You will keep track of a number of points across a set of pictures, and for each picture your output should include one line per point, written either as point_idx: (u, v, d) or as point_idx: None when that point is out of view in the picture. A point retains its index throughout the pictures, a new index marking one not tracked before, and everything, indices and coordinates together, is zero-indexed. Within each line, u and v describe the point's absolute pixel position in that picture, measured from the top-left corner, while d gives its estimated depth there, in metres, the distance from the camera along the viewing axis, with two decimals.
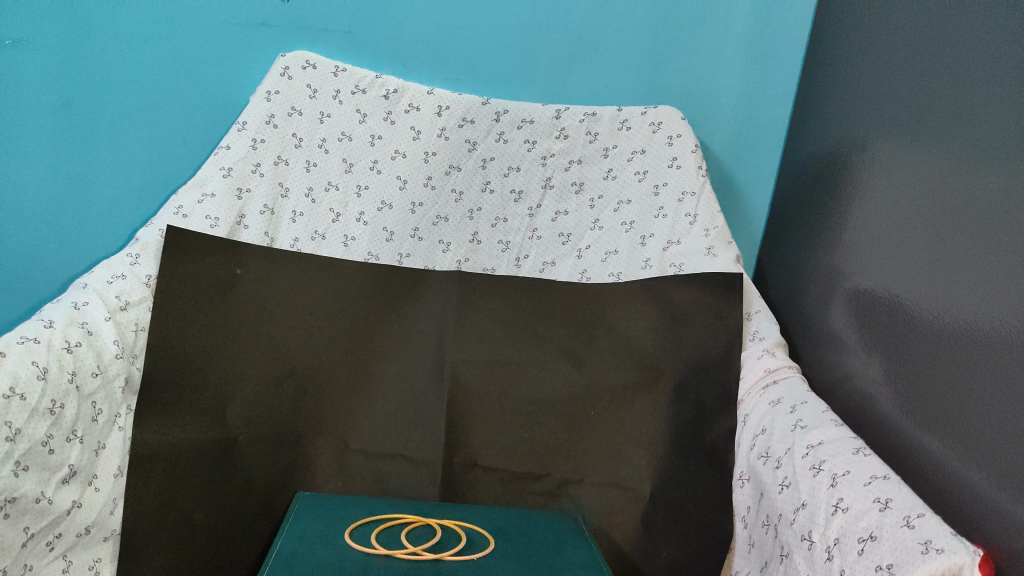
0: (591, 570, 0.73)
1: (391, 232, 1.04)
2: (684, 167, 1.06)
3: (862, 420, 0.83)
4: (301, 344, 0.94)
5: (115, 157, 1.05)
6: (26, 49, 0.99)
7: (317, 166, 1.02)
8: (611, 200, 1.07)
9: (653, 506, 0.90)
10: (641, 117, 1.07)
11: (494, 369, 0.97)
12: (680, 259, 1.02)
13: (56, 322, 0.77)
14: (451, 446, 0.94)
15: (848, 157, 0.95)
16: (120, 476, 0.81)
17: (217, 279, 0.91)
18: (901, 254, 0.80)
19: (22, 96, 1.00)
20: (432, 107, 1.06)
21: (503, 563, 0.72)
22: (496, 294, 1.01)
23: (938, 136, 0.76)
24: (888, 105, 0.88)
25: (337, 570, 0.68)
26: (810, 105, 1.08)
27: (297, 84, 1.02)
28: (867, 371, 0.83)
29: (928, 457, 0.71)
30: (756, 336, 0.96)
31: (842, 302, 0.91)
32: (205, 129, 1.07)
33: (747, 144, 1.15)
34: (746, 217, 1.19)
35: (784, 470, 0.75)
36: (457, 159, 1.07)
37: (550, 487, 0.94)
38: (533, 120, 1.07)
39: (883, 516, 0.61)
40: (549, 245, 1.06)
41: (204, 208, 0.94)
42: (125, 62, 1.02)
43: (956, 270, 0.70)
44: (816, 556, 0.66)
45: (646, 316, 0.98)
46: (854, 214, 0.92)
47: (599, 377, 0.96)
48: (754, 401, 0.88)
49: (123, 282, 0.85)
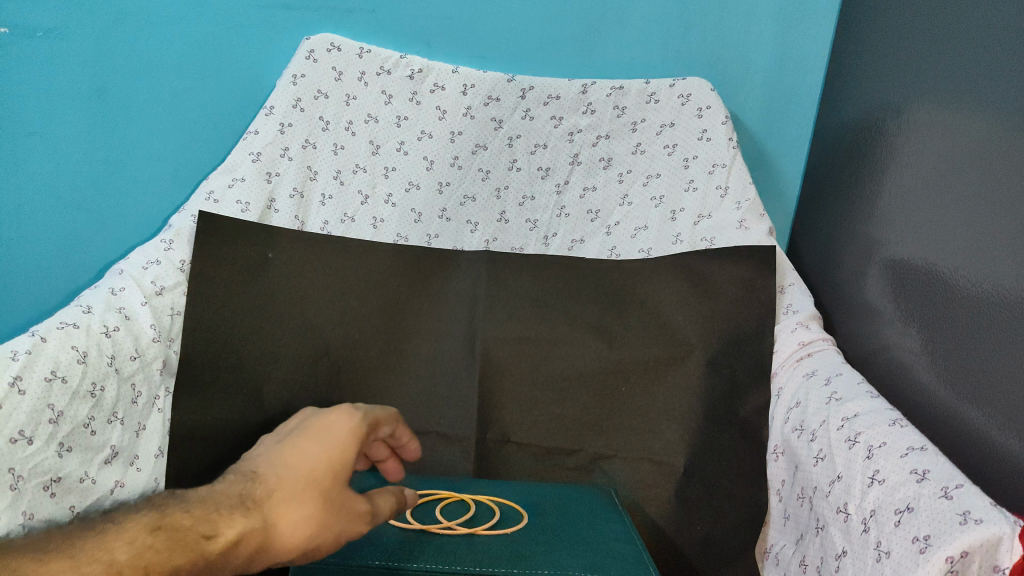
0: (625, 543, 0.73)
1: (419, 213, 1.05)
2: (714, 140, 1.03)
3: (898, 391, 0.82)
4: (333, 324, 0.95)
5: (148, 144, 1.07)
6: (58, 39, 1.00)
7: (344, 148, 1.03)
8: (640, 174, 1.06)
9: (686, 480, 0.90)
10: (670, 90, 1.05)
11: (524, 346, 0.97)
12: (712, 233, 0.99)
13: (94, 307, 0.79)
14: (484, 422, 0.95)
15: (883, 123, 0.92)
16: (161, 457, 0.84)
17: (249, 260, 0.93)
18: (938, 221, 0.78)
19: (56, 87, 1.02)
20: (457, 86, 1.06)
21: (536, 536, 0.73)
22: (525, 272, 1.00)
23: (977, 99, 0.74)
24: (925, 69, 0.85)
25: (373, 545, 0.69)
26: (843, 72, 1.05)
27: (322, 67, 1.02)
28: (903, 342, 0.82)
29: (967, 427, 0.69)
30: (790, 308, 0.94)
31: (878, 272, 0.89)
32: (235, 114, 1.08)
33: (779, 112, 1.13)
34: (778, 187, 1.18)
35: (819, 443, 0.74)
36: (483, 138, 1.06)
37: (582, 462, 0.94)
38: (558, 96, 1.06)
39: (920, 487, 0.59)
40: (577, 222, 1.06)
41: (234, 192, 0.96)
42: (155, 50, 1.03)
43: (995, 238, 0.68)
44: (852, 528, 0.65)
45: (676, 290, 0.97)
46: (889, 181, 0.90)
47: (630, 352, 0.96)
48: (787, 374, 0.86)
49: (158, 267, 0.87)
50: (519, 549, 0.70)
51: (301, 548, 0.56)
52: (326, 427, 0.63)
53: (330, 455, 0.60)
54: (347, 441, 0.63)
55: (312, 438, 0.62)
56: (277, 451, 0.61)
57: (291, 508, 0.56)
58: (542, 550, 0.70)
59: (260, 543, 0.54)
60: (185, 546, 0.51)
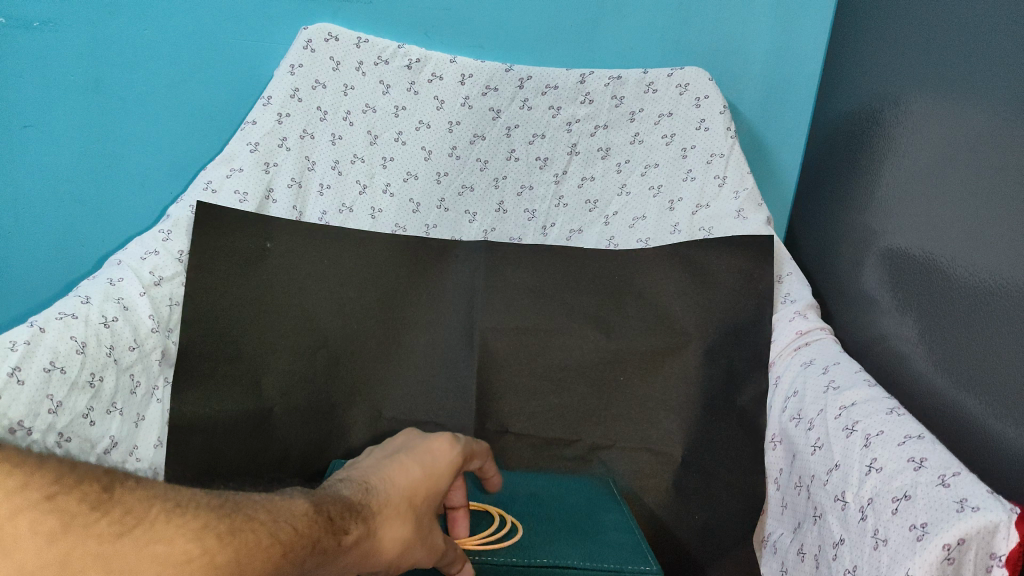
0: (624, 532, 0.73)
1: (417, 203, 1.05)
2: (712, 129, 1.03)
3: (895, 380, 0.82)
4: (332, 315, 0.96)
5: (145, 135, 1.06)
6: (54, 30, 1.00)
7: (342, 138, 1.03)
8: (638, 164, 1.06)
9: (685, 470, 0.91)
10: (668, 79, 1.04)
11: (522, 337, 0.97)
12: (710, 223, 1.00)
13: (92, 298, 0.79)
14: (483, 412, 0.96)
15: (880, 113, 0.92)
16: (160, 446, 0.85)
17: (248, 252, 0.93)
18: (936, 210, 0.78)
19: (52, 78, 1.01)
20: (455, 75, 1.05)
21: (536, 525, 0.73)
22: (524, 264, 1.00)
23: (975, 89, 0.74)
24: (923, 58, 0.84)
25: None
26: (841, 61, 1.05)
27: (320, 57, 1.02)
28: (900, 331, 0.82)
29: (964, 415, 0.70)
30: (788, 298, 0.94)
31: (875, 262, 0.89)
32: (232, 105, 1.07)
33: (777, 102, 1.13)
34: (776, 177, 1.18)
35: (816, 432, 0.75)
36: (481, 128, 1.06)
37: (581, 452, 0.95)
38: (557, 86, 1.05)
39: (917, 475, 0.60)
40: (575, 212, 1.06)
41: (232, 182, 0.96)
42: (150, 40, 1.03)
43: (992, 228, 0.68)
44: (850, 516, 0.66)
45: (674, 280, 0.97)
46: (886, 171, 0.90)
47: (628, 342, 0.96)
48: (785, 363, 0.87)
49: (156, 258, 0.87)
50: (519, 539, 0.70)
51: (393, 564, 0.54)
52: (430, 453, 0.60)
53: (429, 483, 0.58)
54: (443, 475, 0.60)
55: (415, 460, 0.59)
56: (386, 465, 0.58)
57: (398, 524, 0.54)
58: (541, 539, 0.71)
59: (365, 557, 0.51)
60: (328, 533, 0.49)
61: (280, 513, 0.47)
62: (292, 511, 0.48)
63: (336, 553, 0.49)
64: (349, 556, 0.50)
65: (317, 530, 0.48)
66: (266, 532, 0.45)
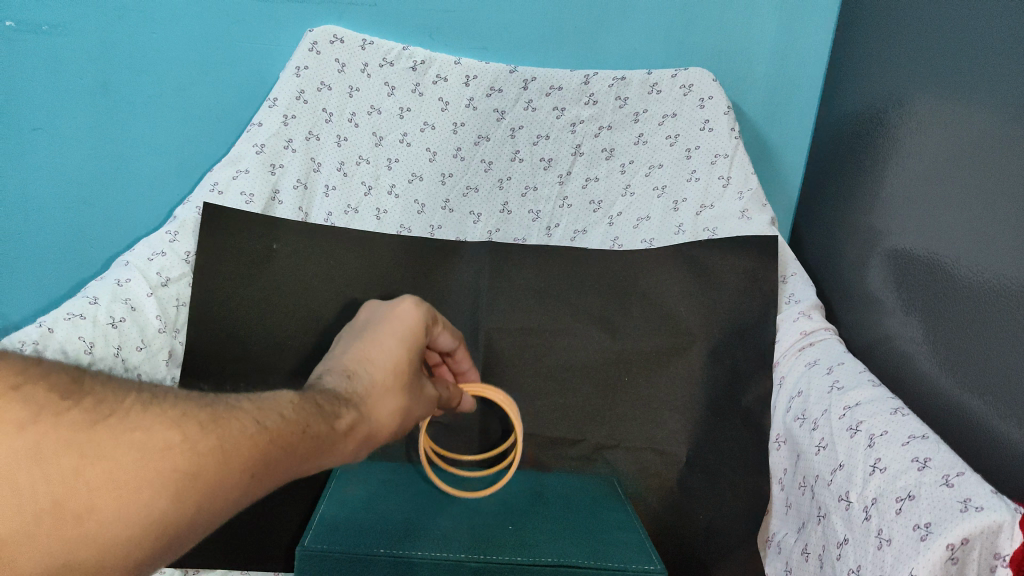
0: (628, 531, 0.74)
1: (422, 204, 1.05)
2: (716, 130, 1.03)
3: (900, 380, 0.82)
4: (337, 313, 0.95)
5: (151, 137, 1.07)
6: (62, 34, 1.00)
7: (348, 140, 1.03)
8: (643, 164, 1.06)
9: (689, 470, 0.91)
10: (671, 80, 1.05)
11: (527, 337, 0.98)
12: (714, 224, 0.99)
13: (100, 299, 0.83)
14: (488, 412, 0.96)
15: (884, 113, 0.92)
16: None
17: (254, 253, 0.95)
18: (940, 210, 0.78)
19: (60, 81, 1.02)
20: (459, 77, 1.06)
21: (541, 524, 0.74)
22: (528, 264, 1.01)
23: (979, 90, 0.74)
24: (926, 59, 0.85)
25: (379, 533, 0.70)
26: (845, 62, 1.05)
27: (325, 59, 1.02)
28: (905, 331, 0.82)
29: (968, 416, 0.70)
30: (792, 298, 0.94)
31: (879, 262, 0.89)
32: (238, 106, 1.07)
33: (781, 103, 1.13)
34: (780, 177, 1.18)
35: (820, 432, 0.75)
36: (486, 129, 1.07)
37: (585, 452, 0.95)
38: (560, 87, 1.07)
39: (921, 475, 0.60)
40: (579, 213, 1.06)
41: (238, 184, 0.97)
42: (156, 43, 1.03)
43: (996, 230, 0.68)
44: (854, 516, 0.66)
45: (679, 280, 0.97)
46: (891, 172, 0.90)
47: (633, 342, 0.96)
48: (789, 363, 0.87)
49: (163, 259, 0.90)
50: (525, 538, 0.71)
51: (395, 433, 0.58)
52: (398, 320, 0.62)
53: (407, 359, 0.59)
54: (418, 335, 0.62)
55: (388, 332, 0.60)
56: (357, 347, 0.58)
57: (386, 401, 0.56)
58: (546, 538, 0.71)
59: (365, 437, 0.53)
60: (319, 417, 0.50)
61: (268, 407, 0.49)
62: (278, 405, 0.49)
63: (334, 440, 0.50)
64: (346, 442, 0.51)
65: (308, 416, 0.49)
66: (253, 421, 0.46)
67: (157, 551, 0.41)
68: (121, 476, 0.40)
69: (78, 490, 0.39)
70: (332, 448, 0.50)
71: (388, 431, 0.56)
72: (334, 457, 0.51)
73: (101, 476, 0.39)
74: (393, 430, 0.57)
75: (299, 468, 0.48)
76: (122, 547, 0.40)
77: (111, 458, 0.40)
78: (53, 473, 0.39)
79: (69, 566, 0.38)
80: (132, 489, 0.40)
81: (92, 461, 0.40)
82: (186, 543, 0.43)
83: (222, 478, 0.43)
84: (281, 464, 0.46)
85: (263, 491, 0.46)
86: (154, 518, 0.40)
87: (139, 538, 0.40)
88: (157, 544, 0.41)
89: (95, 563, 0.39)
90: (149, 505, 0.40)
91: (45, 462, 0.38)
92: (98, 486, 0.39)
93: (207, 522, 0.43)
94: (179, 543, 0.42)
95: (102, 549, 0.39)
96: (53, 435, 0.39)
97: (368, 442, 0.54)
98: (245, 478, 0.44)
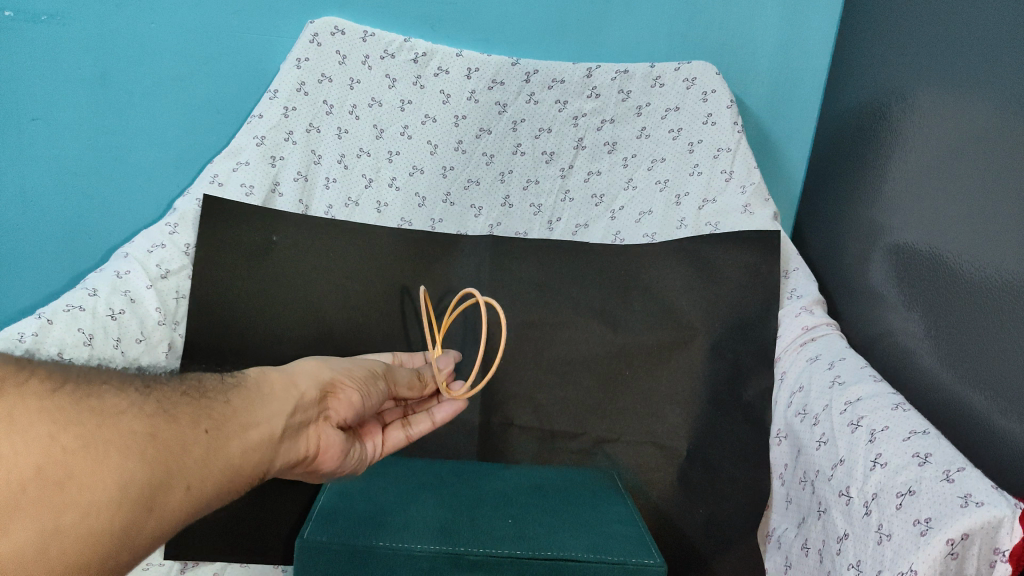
0: (628, 525, 0.73)
1: (423, 197, 1.05)
2: (718, 123, 1.03)
3: (902, 375, 0.82)
4: (338, 307, 0.96)
5: (151, 128, 1.07)
6: (61, 23, 1.00)
7: (348, 132, 1.03)
8: (645, 158, 1.05)
9: (690, 464, 0.90)
10: (675, 73, 1.05)
11: (527, 331, 0.97)
12: (716, 218, 0.99)
13: (99, 290, 0.85)
14: (489, 405, 0.96)
15: (887, 108, 0.92)
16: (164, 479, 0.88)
17: (254, 245, 0.95)
18: (942, 206, 0.77)
19: (58, 71, 1.02)
20: (461, 69, 1.06)
21: (540, 517, 0.73)
22: (530, 257, 1.00)
23: (983, 83, 0.73)
24: (929, 52, 0.84)
25: (378, 525, 0.70)
26: (848, 56, 1.05)
27: (326, 51, 1.02)
28: (907, 326, 0.82)
29: (971, 411, 0.69)
30: (794, 293, 0.94)
31: (882, 257, 0.89)
32: (238, 98, 1.07)
33: (784, 97, 1.13)
34: (784, 171, 1.17)
35: (821, 427, 0.75)
36: (487, 122, 1.06)
37: (586, 445, 0.94)
38: (563, 80, 1.06)
39: (922, 470, 0.60)
40: (581, 207, 1.06)
41: (238, 176, 0.98)
42: (157, 34, 1.03)
43: (999, 224, 0.67)
44: (854, 511, 0.65)
45: (681, 273, 0.97)
46: (894, 166, 0.89)
47: (633, 337, 0.96)
48: (789, 359, 0.87)
49: (163, 251, 0.91)
50: (523, 532, 0.70)
51: (324, 381, 0.68)
52: None
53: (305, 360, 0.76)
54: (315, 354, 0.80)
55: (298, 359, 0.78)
56: None
57: (306, 364, 0.70)
58: (545, 532, 0.71)
59: (295, 382, 0.66)
60: (247, 377, 0.63)
61: (192, 379, 0.59)
62: (196, 380, 0.59)
63: (264, 386, 0.63)
64: (275, 385, 0.64)
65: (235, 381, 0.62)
66: (179, 387, 0.57)
67: (141, 510, 0.47)
68: (90, 441, 0.47)
69: (55, 454, 0.45)
70: (254, 399, 0.60)
71: (317, 373, 0.68)
72: (270, 398, 0.62)
73: (74, 440, 0.46)
74: (333, 369, 0.70)
75: (244, 412, 0.58)
76: (106, 506, 0.45)
77: (76, 425, 0.47)
78: (33, 442, 0.44)
79: (61, 529, 0.43)
80: (102, 451, 0.47)
81: (64, 428, 0.46)
82: (167, 504, 0.49)
83: (186, 432, 0.52)
84: (205, 407, 0.56)
85: (235, 439, 0.56)
86: (128, 478, 0.47)
87: (118, 496, 0.46)
88: (139, 499, 0.47)
89: (84, 522, 0.44)
90: (118, 465, 0.47)
91: (26, 433, 0.44)
92: (74, 449, 0.46)
93: (182, 481, 0.50)
94: (156, 504, 0.48)
95: (88, 509, 0.45)
96: (25, 407, 0.46)
97: (296, 383, 0.66)
98: (199, 435, 0.53)
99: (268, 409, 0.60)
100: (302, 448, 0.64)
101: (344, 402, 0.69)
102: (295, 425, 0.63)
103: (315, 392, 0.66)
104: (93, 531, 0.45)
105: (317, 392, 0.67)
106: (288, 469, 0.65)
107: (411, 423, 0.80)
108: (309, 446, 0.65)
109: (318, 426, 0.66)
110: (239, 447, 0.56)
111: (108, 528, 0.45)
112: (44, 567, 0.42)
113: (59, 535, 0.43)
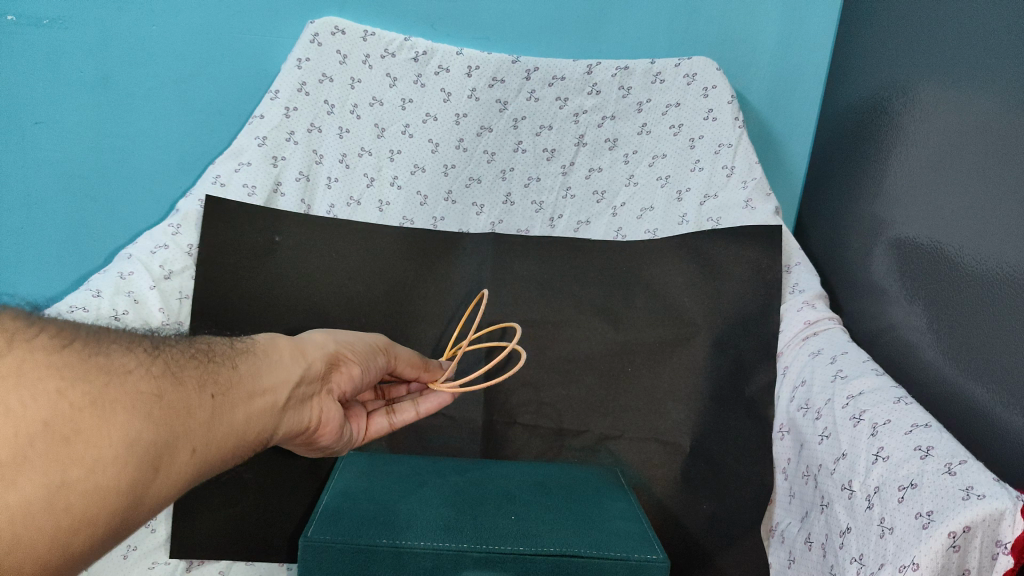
0: (631, 521, 0.73)
1: (424, 195, 1.05)
2: (720, 119, 1.02)
3: (905, 370, 0.82)
4: (340, 307, 0.96)
5: (153, 131, 1.07)
6: (63, 27, 1.01)
7: (349, 131, 1.03)
8: (646, 154, 1.05)
9: (694, 460, 0.90)
10: (675, 69, 1.04)
11: (530, 329, 0.98)
12: (718, 213, 0.99)
13: (102, 292, 0.88)
14: (491, 404, 0.96)
15: (888, 103, 0.92)
16: None
17: (257, 244, 0.95)
18: (943, 200, 0.77)
19: (60, 76, 1.03)
20: (461, 67, 1.05)
21: (543, 513, 0.74)
22: (531, 255, 1.01)
23: (984, 76, 0.73)
24: (930, 45, 0.84)
25: (381, 524, 0.70)
26: (848, 50, 1.04)
27: (326, 51, 1.02)
28: (909, 320, 0.82)
29: (973, 405, 0.69)
30: (796, 288, 0.94)
31: (885, 251, 0.88)
32: (240, 99, 1.07)
33: (786, 93, 1.12)
34: (784, 167, 1.17)
35: (823, 421, 0.75)
36: (489, 119, 1.06)
37: (589, 443, 0.94)
38: (563, 77, 1.06)
39: (924, 463, 0.60)
40: (583, 204, 1.06)
41: (240, 176, 0.98)
42: (158, 37, 1.04)
43: (1001, 218, 0.67)
44: (857, 505, 0.65)
45: (681, 270, 0.97)
46: (895, 161, 0.89)
47: (635, 334, 0.96)
48: (794, 353, 0.87)
49: (166, 251, 0.92)
50: (526, 529, 0.71)
51: (327, 353, 0.72)
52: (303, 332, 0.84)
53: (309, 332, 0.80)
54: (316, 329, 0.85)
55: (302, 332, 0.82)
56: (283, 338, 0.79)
57: (311, 336, 0.74)
58: (547, 528, 0.71)
59: (300, 351, 0.70)
60: (255, 344, 0.68)
61: (198, 341, 0.64)
62: (203, 343, 0.64)
63: (272, 354, 0.67)
64: (283, 352, 0.68)
65: (240, 347, 0.66)
66: (186, 348, 0.61)
67: (148, 469, 0.52)
68: (97, 400, 0.50)
69: (63, 410, 0.48)
70: (261, 367, 0.65)
71: (323, 346, 0.73)
72: (276, 366, 0.66)
73: (82, 397, 0.49)
74: (339, 340, 0.74)
75: (247, 376, 0.63)
76: (112, 462, 0.50)
77: (85, 382, 0.50)
78: (41, 396, 0.47)
79: (67, 484, 0.47)
80: (109, 409, 0.50)
81: (72, 384, 0.49)
82: (172, 465, 0.54)
83: (192, 395, 0.56)
84: (208, 369, 0.60)
85: (239, 405, 0.61)
86: (135, 435, 0.51)
87: (125, 455, 0.50)
88: (145, 460, 0.52)
89: (90, 478, 0.48)
90: (124, 424, 0.51)
91: (34, 387, 0.47)
92: (83, 407, 0.49)
93: (188, 444, 0.55)
94: (162, 462, 0.53)
95: (93, 466, 0.48)
96: (33, 361, 0.48)
97: (304, 352, 0.70)
98: (205, 399, 0.57)
99: (273, 377, 0.65)
100: (305, 417, 0.69)
101: (344, 376, 0.74)
102: (299, 395, 0.68)
103: (321, 364, 0.71)
104: (100, 487, 0.49)
105: (323, 364, 0.71)
106: (290, 438, 0.70)
107: (395, 410, 0.84)
108: (311, 417, 0.70)
109: (319, 398, 0.71)
110: (242, 415, 0.61)
111: (113, 484, 0.49)
112: (50, 519, 0.46)
113: (65, 489, 0.47)
